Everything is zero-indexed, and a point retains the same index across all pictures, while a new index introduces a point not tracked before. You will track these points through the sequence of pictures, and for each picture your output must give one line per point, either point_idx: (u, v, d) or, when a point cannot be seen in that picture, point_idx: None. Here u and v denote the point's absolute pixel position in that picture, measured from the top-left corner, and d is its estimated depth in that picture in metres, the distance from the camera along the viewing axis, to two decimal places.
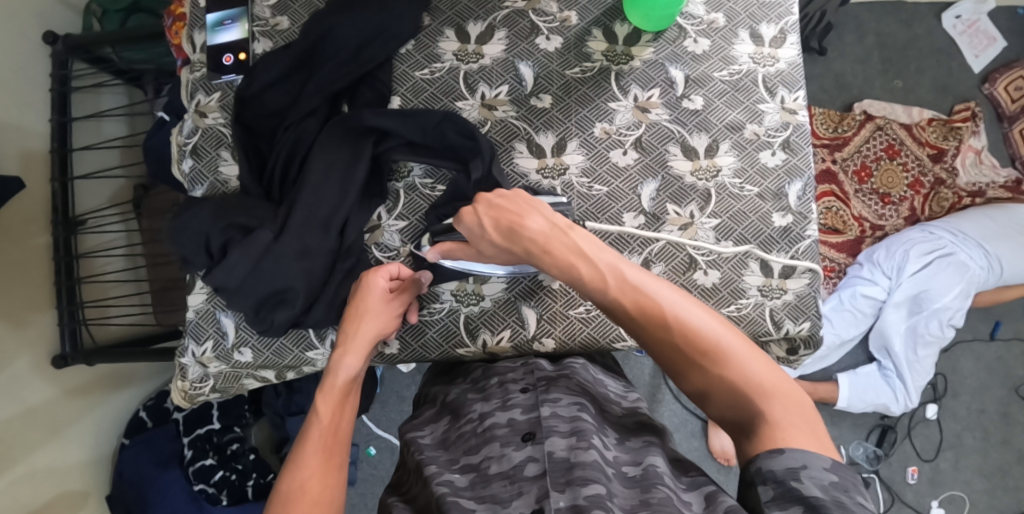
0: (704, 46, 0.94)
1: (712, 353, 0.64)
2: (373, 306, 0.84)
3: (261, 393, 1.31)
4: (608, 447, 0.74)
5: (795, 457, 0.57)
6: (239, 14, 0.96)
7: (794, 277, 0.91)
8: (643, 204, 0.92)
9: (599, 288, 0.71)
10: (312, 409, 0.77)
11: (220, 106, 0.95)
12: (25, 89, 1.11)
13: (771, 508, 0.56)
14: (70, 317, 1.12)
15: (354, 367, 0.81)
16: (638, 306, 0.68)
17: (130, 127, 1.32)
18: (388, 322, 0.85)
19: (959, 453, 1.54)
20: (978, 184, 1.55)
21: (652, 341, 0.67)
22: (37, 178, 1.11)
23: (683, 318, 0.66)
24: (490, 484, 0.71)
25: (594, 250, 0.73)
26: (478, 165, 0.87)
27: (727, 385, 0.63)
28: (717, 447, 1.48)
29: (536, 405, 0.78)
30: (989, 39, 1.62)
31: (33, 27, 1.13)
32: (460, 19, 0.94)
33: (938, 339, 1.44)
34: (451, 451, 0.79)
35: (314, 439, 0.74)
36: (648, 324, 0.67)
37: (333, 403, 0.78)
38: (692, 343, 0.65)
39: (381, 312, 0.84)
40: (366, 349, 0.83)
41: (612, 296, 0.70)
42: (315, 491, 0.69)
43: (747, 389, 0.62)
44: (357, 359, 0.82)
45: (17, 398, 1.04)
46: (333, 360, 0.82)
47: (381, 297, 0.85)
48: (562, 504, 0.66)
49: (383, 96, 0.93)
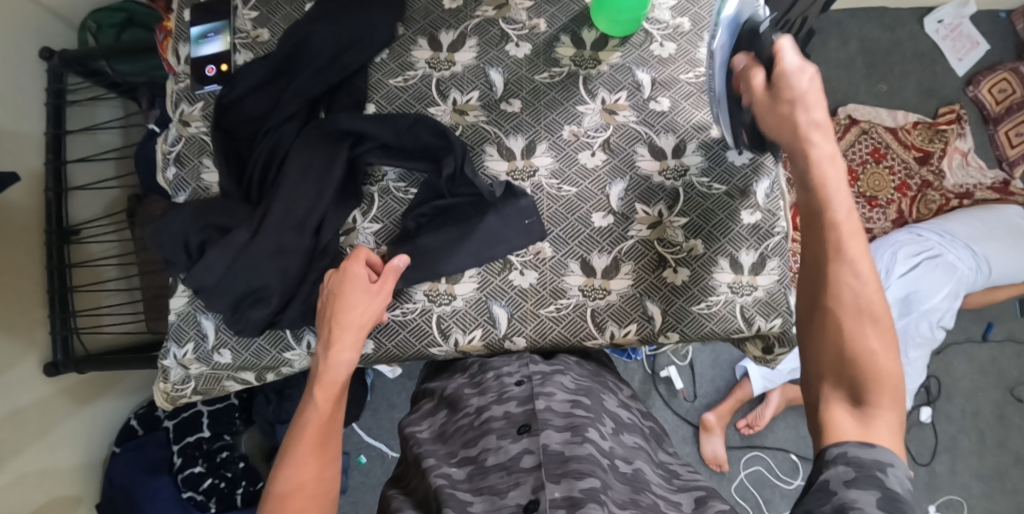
0: (670, 49, 0.96)
1: (870, 324, 0.69)
2: (358, 296, 0.84)
3: (252, 400, 1.32)
4: (604, 438, 0.75)
5: (885, 456, 0.61)
6: (222, 27, 1.00)
7: (763, 273, 0.92)
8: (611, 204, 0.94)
9: (825, 213, 0.75)
10: (308, 401, 0.81)
11: (202, 115, 0.98)
12: (22, 102, 1.16)
13: (852, 485, 0.59)
14: (62, 324, 1.16)
15: (348, 363, 0.83)
16: (853, 248, 0.72)
17: (124, 139, 1.36)
18: (377, 313, 0.86)
19: (956, 456, 1.52)
20: (965, 186, 1.56)
21: (835, 280, 0.71)
22: (33, 187, 1.15)
23: (865, 302, 0.70)
24: (488, 475, 0.72)
25: (838, 192, 0.76)
26: (450, 163, 0.89)
27: (858, 366, 0.67)
28: (709, 452, 1.48)
29: (531, 397, 0.79)
30: (973, 42, 1.62)
31: (30, 43, 1.18)
32: (433, 28, 0.98)
33: (929, 340, 1.40)
34: (451, 445, 0.80)
35: (310, 433, 0.78)
36: (847, 262, 0.72)
37: (329, 400, 0.81)
38: (859, 321, 0.69)
39: (364, 301, 0.85)
40: (354, 337, 0.84)
41: (834, 225, 0.74)
42: (310, 483, 0.76)
43: (874, 378, 0.67)
44: (352, 353, 0.84)
45: (5, 400, 1.07)
46: (328, 353, 0.83)
47: (363, 286, 0.85)
48: (557, 495, 0.66)
49: (360, 103, 0.96)
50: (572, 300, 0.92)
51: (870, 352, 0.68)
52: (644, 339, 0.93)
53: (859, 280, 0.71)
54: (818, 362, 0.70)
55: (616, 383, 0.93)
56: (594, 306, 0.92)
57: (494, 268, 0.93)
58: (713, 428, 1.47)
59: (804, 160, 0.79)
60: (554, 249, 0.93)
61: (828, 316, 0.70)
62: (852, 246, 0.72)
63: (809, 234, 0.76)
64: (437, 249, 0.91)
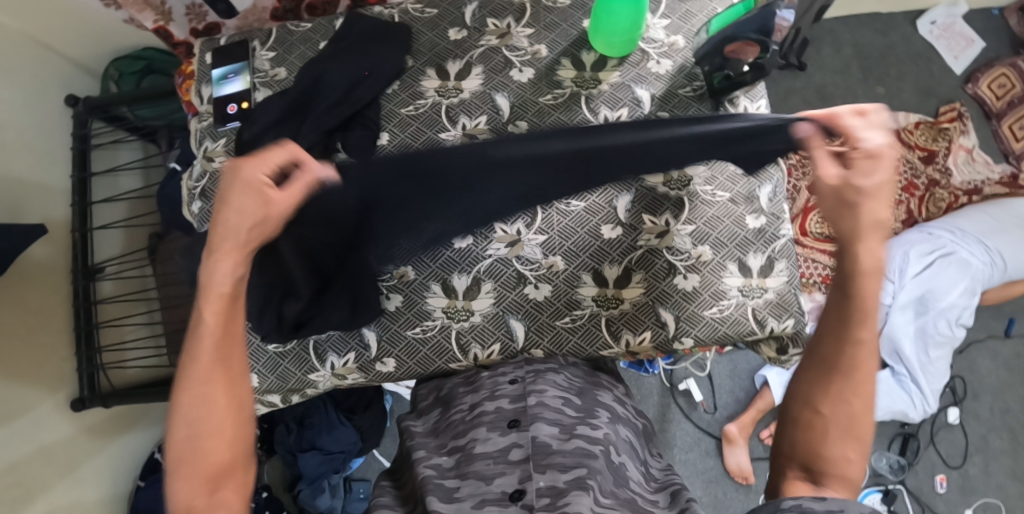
0: (667, 66, 1.01)
1: (850, 427, 0.72)
2: (243, 199, 0.70)
3: (273, 431, 1.35)
4: (598, 428, 0.76)
5: (834, 503, 0.64)
6: (242, 68, 1.06)
7: (772, 275, 0.94)
8: (636, 127, 0.76)
9: (853, 323, 0.72)
10: (197, 316, 0.71)
11: (225, 150, 1.03)
12: (50, 150, 1.23)
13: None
14: (88, 360, 1.22)
15: (231, 271, 0.71)
16: (860, 368, 0.72)
17: (144, 181, 1.43)
18: (264, 223, 0.71)
19: (987, 457, 1.51)
20: (974, 182, 1.56)
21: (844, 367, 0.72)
22: (60, 230, 1.22)
23: (857, 389, 0.72)
24: (474, 462, 0.72)
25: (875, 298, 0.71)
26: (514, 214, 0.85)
27: (824, 440, 0.72)
28: (733, 465, 1.48)
29: (524, 395, 0.80)
30: (968, 41, 1.66)
31: (56, 94, 1.26)
32: (440, 59, 1.04)
33: (949, 338, 1.42)
34: (441, 438, 0.80)
35: (201, 357, 0.70)
36: (849, 365, 0.72)
37: (220, 315, 0.71)
38: (838, 406, 0.72)
39: (252, 207, 0.70)
40: (248, 252, 0.72)
41: (856, 339, 0.72)
42: (221, 404, 0.71)
43: (838, 450, 0.71)
44: (231, 266, 0.71)
45: (31, 438, 1.11)
46: (208, 264, 0.71)
47: (257, 197, 0.70)
48: (543, 484, 0.67)
49: (374, 131, 1.00)
50: (586, 310, 0.95)
51: (831, 460, 0.71)
52: (659, 346, 0.95)
53: (842, 400, 0.72)
54: (791, 444, 0.75)
55: (610, 381, 0.91)
56: (608, 316, 0.95)
57: (510, 283, 0.96)
58: (736, 439, 1.47)
59: (850, 261, 0.71)
60: (566, 261, 0.96)
61: (816, 396, 0.74)
62: (859, 361, 0.72)
63: (817, 334, 0.76)
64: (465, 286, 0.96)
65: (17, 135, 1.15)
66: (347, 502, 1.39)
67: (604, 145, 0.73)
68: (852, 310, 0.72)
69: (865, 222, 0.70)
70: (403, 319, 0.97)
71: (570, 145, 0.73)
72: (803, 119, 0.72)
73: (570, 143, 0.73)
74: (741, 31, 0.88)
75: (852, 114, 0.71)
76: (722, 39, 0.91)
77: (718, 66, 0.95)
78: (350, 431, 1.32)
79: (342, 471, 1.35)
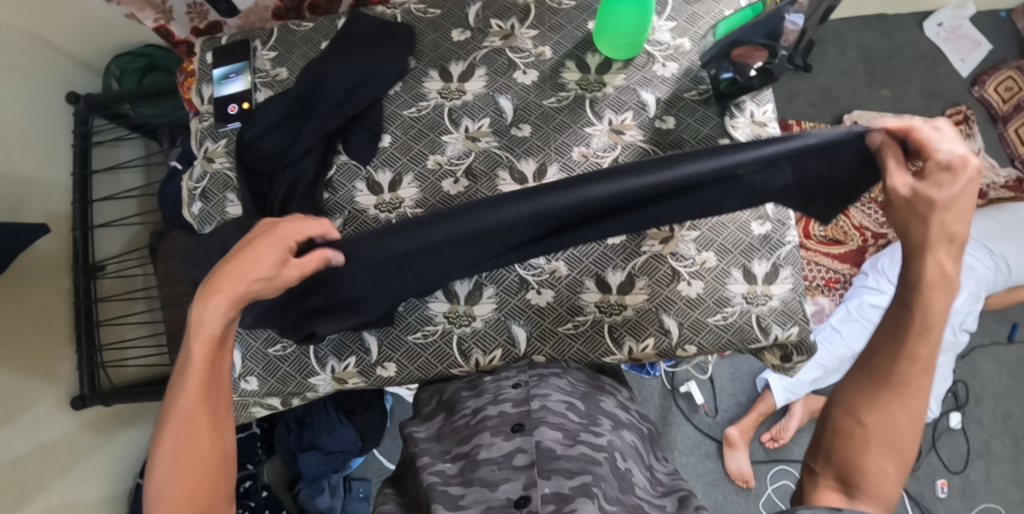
0: (672, 69, 1.00)
1: (895, 443, 0.70)
2: (266, 251, 0.71)
3: (273, 431, 1.34)
4: (601, 434, 0.75)
5: None
6: (243, 68, 1.05)
7: (777, 282, 0.93)
8: (640, 167, 0.72)
9: (910, 335, 0.71)
10: (184, 355, 0.70)
11: (226, 151, 1.02)
12: (51, 147, 1.21)
13: None
14: (89, 358, 1.21)
15: (222, 314, 0.70)
16: (912, 382, 0.70)
17: (145, 178, 1.42)
18: (271, 279, 0.71)
19: (989, 462, 1.51)
20: (979, 185, 1.55)
21: (896, 380, 0.71)
22: (61, 228, 1.20)
23: (907, 406, 0.70)
24: (479, 468, 0.71)
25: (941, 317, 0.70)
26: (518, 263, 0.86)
27: (864, 451, 0.70)
28: (734, 469, 1.47)
29: (527, 399, 0.79)
30: (974, 43, 1.65)
31: (57, 90, 1.24)
32: (443, 60, 1.02)
33: (952, 344, 1.40)
34: (445, 443, 0.79)
35: (186, 398, 0.69)
36: (902, 380, 0.71)
37: (206, 356, 0.70)
38: (886, 420, 0.70)
39: (267, 257, 0.71)
40: (241, 299, 0.71)
41: (910, 352, 0.71)
42: (202, 445, 0.68)
43: (875, 465, 0.69)
44: (221, 307, 0.70)
45: (32, 435, 1.09)
46: (196, 306, 0.70)
47: (276, 253, 0.71)
48: (548, 490, 0.66)
49: (376, 134, 0.99)
50: (589, 316, 0.95)
51: (866, 471, 0.69)
52: (662, 353, 0.94)
53: (888, 412, 0.70)
54: (827, 450, 0.73)
55: (613, 385, 0.91)
56: (611, 322, 0.94)
57: (512, 288, 0.95)
58: (737, 443, 1.46)
59: (916, 271, 0.71)
60: (569, 267, 0.95)
61: (862, 405, 0.72)
62: (911, 376, 0.71)
63: (874, 342, 0.74)
64: (468, 292, 0.95)
65: (19, 132, 1.14)
66: (347, 502, 1.39)
67: (600, 194, 0.72)
68: (912, 322, 0.71)
69: (936, 232, 0.69)
70: (404, 324, 0.96)
71: (609, 188, 0.72)
72: (876, 129, 0.69)
73: (615, 186, 0.72)
74: (749, 36, 0.87)
75: (928, 126, 0.69)
76: (729, 44, 0.90)
77: (724, 70, 0.94)
78: (351, 431, 1.31)
79: (342, 471, 1.34)
